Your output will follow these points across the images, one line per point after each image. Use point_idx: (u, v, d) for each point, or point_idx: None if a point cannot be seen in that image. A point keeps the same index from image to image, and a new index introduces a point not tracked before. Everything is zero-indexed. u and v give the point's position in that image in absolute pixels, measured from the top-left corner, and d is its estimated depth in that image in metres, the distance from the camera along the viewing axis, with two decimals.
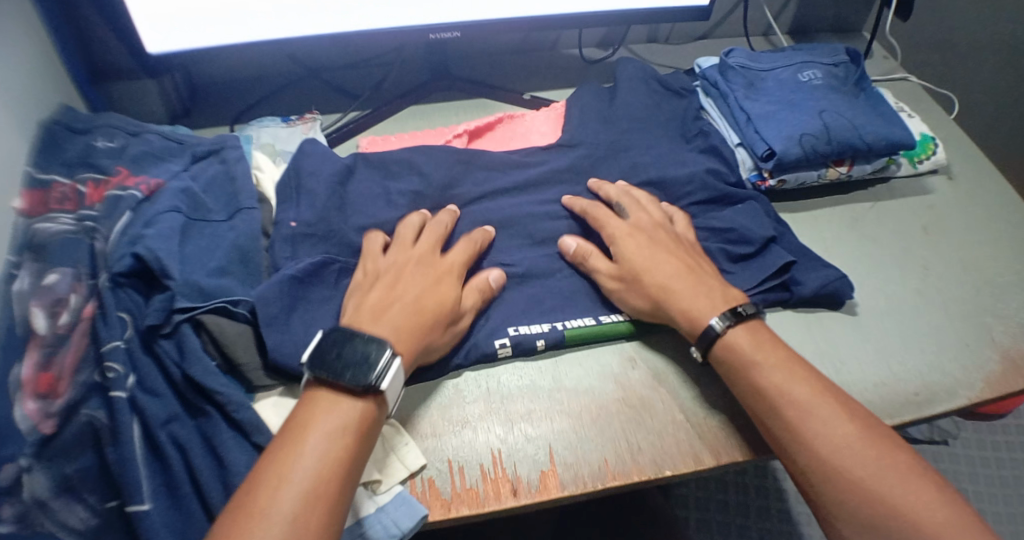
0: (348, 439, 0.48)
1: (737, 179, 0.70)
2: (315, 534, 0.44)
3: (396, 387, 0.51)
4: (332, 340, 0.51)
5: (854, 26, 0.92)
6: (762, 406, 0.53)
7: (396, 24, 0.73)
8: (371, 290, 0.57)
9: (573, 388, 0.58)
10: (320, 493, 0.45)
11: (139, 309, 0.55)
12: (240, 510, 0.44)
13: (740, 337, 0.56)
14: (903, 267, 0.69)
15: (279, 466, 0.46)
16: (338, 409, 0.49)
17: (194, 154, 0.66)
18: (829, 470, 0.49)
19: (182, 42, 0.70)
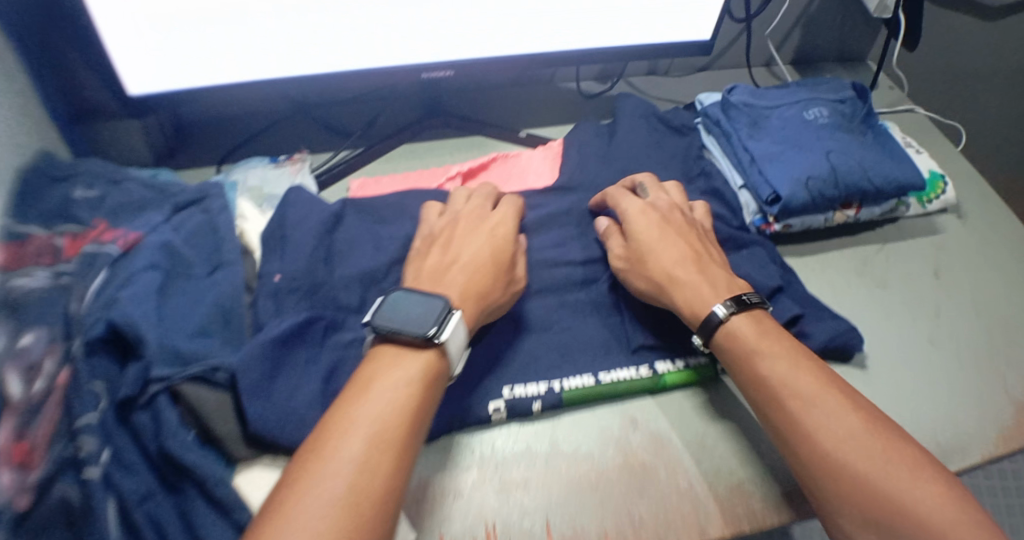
0: (413, 392, 0.48)
1: (740, 223, 0.67)
2: (382, 479, 0.44)
3: (460, 339, 0.51)
4: (390, 299, 0.51)
5: (857, 55, 0.90)
6: (769, 396, 0.52)
7: (388, 64, 0.70)
8: (422, 258, 0.58)
9: (571, 453, 0.55)
10: (384, 441, 0.45)
11: (114, 378, 0.51)
12: (311, 450, 0.44)
13: (739, 330, 0.54)
14: (915, 313, 0.66)
15: (345, 408, 0.46)
16: (404, 361, 0.49)
17: (176, 204, 0.63)
18: (831, 462, 0.48)
19: (169, 83, 0.66)
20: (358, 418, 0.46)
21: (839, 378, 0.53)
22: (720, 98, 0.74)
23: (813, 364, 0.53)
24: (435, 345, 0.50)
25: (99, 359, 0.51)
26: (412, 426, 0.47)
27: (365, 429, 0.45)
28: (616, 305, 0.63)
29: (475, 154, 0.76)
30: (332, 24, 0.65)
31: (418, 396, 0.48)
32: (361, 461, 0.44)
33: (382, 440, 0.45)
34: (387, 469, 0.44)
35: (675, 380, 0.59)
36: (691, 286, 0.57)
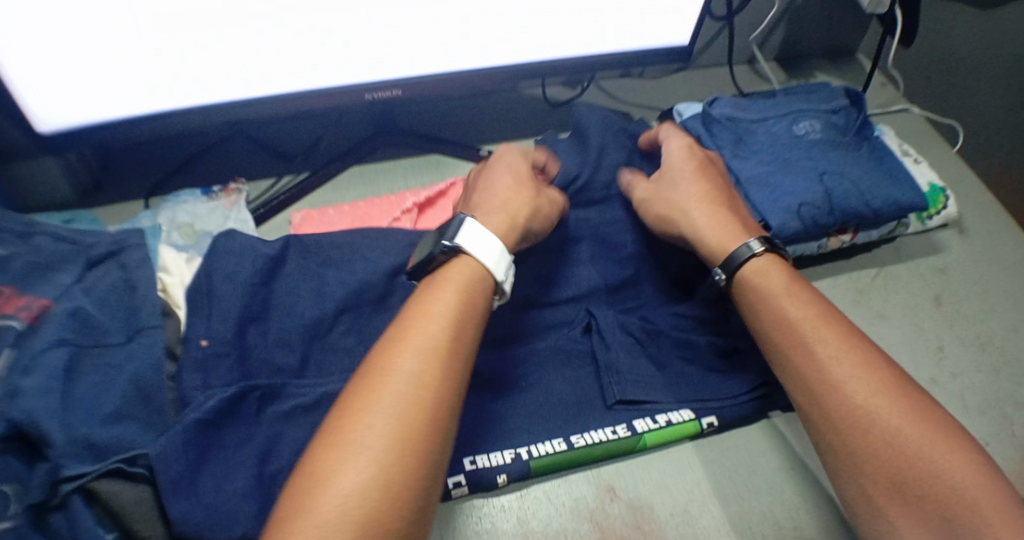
0: (459, 304, 0.48)
1: None
2: (429, 399, 0.43)
3: (483, 243, 0.51)
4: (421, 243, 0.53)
5: (845, 49, 0.83)
6: (790, 341, 0.49)
7: (328, 83, 0.62)
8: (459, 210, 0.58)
9: (541, 532, 0.50)
10: (438, 351, 0.45)
11: (22, 479, 0.44)
12: (367, 370, 0.44)
13: (769, 267, 0.53)
14: (914, 348, 0.62)
15: (396, 332, 0.46)
16: (444, 280, 0.49)
17: (89, 259, 0.55)
18: (852, 418, 0.45)
19: (83, 117, 0.58)
20: (407, 340, 0.45)
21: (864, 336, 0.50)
22: (701, 110, 0.67)
23: (833, 315, 0.51)
24: (460, 253, 0.50)
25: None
26: (466, 340, 0.47)
27: (420, 347, 0.45)
28: (589, 353, 0.57)
29: (431, 177, 0.68)
30: (260, 44, 0.57)
31: (467, 308, 0.48)
32: (420, 375, 0.43)
33: (435, 352, 0.45)
34: (443, 377, 0.44)
35: (654, 439, 0.53)
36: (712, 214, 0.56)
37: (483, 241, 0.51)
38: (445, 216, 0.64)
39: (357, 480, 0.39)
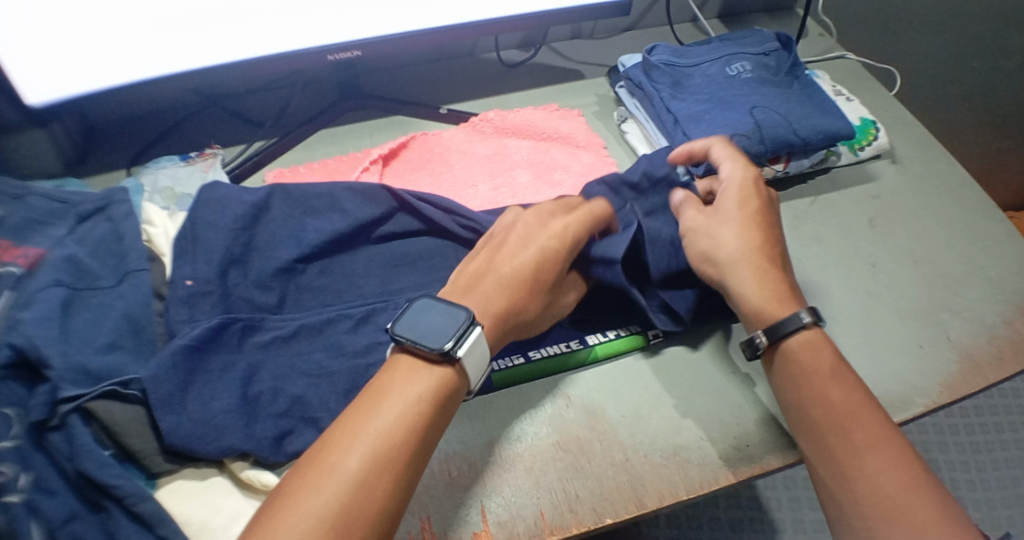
0: (423, 411, 0.46)
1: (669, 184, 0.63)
2: (365, 503, 0.42)
3: (477, 357, 0.50)
4: (408, 307, 0.50)
5: (783, 4, 0.88)
6: (830, 419, 0.50)
7: (292, 47, 0.67)
8: (479, 260, 0.55)
9: (504, 437, 0.55)
10: (387, 460, 0.44)
11: (24, 402, 0.48)
12: (314, 460, 0.44)
13: (817, 340, 0.53)
14: (850, 267, 0.67)
15: (352, 420, 0.45)
16: (416, 378, 0.48)
17: (79, 215, 0.60)
18: (878, 495, 0.47)
19: (61, 89, 0.63)
20: (357, 443, 0.44)
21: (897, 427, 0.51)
22: (642, 59, 0.72)
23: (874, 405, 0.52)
24: (454, 362, 0.49)
25: (5, 386, 0.48)
26: (421, 451, 0.46)
27: (373, 456, 0.44)
28: None
29: (396, 134, 0.73)
30: (227, 14, 0.62)
31: (433, 416, 0.47)
32: (368, 486, 0.43)
33: (389, 464, 0.44)
34: (391, 490, 0.43)
35: (605, 351, 0.59)
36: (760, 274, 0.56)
37: (475, 352, 0.50)
38: (407, 168, 0.68)
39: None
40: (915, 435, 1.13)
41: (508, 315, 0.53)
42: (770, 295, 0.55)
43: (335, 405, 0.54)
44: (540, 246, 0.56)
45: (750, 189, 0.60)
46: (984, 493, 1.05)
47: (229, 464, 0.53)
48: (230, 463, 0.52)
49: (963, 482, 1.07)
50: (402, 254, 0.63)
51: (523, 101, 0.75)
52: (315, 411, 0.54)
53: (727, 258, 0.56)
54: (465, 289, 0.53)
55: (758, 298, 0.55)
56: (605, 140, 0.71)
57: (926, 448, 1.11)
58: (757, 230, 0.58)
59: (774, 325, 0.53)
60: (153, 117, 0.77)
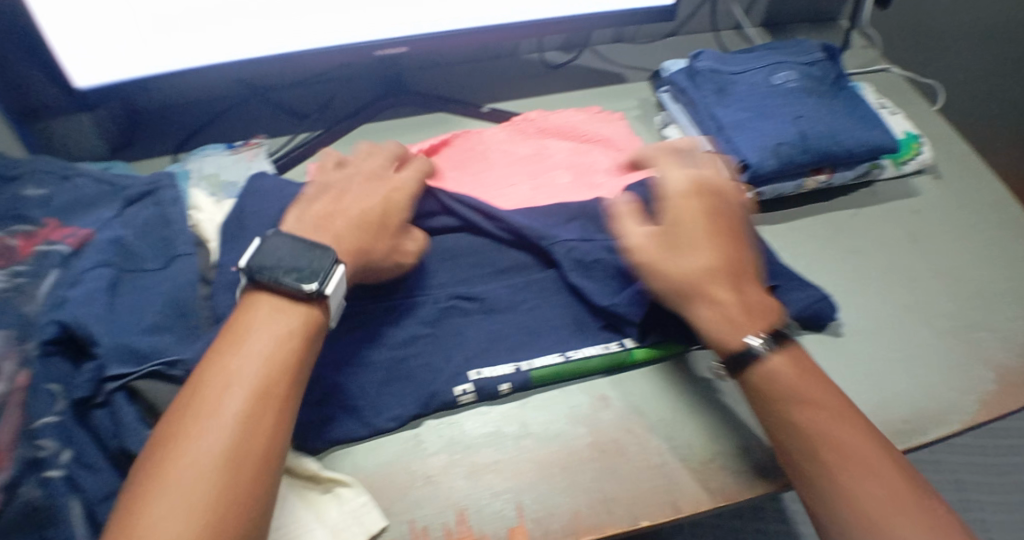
0: (295, 344, 0.48)
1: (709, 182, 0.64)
2: (259, 436, 0.44)
3: (340, 294, 0.52)
4: (262, 244, 0.50)
5: (827, 15, 0.88)
6: (807, 439, 0.48)
7: (339, 42, 0.68)
8: (304, 203, 0.57)
9: (540, 434, 0.55)
10: (268, 392, 0.46)
11: (67, 381, 0.50)
12: (190, 403, 0.45)
13: (783, 363, 0.51)
14: (889, 281, 0.66)
15: (219, 361, 0.46)
16: (278, 315, 0.49)
17: (128, 198, 0.61)
18: (869, 509, 0.45)
19: (109, 73, 0.64)
20: (236, 384, 0.45)
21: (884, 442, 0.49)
22: (686, 65, 0.72)
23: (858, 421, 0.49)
24: (320, 299, 0.50)
25: (54, 363, 0.50)
26: (297, 379, 0.47)
27: (254, 392, 0.45)
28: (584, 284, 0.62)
29: (438, 132, 0.73)
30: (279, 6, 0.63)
31: (303, 347, 0.49)
32: (255, 422, 0.44)
33: (269, 398, 0.45)
34: (275, 422, 0.45)
35: (644, 355, 0.59)
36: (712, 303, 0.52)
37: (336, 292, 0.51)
38: (447, 164, 0.68)
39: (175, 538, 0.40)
40: (942, 455, 1.11)
41: (357, 253, 0.54)
42: (725, 312, 0.52)
43: (371, 393, 0.56)
44: (381, 193, 0.59)
45: (698, 196, 0.57)
46: (1011, 518, 1.03)
47: None
48: None
49: (991, 506, 1.05)
50: (443, 250, 0.64)
51: (562, 103, 0.75)
52: (353, 399, 0.55)
53: (674, 268, 0.53)
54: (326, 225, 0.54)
55: (706, 310, 0.52)
56: (646, 144, 0.71)
57: (953, 469, 1.09)
58: (717, 238, 0.55)
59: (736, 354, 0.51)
60: (196, 105, 0.78)
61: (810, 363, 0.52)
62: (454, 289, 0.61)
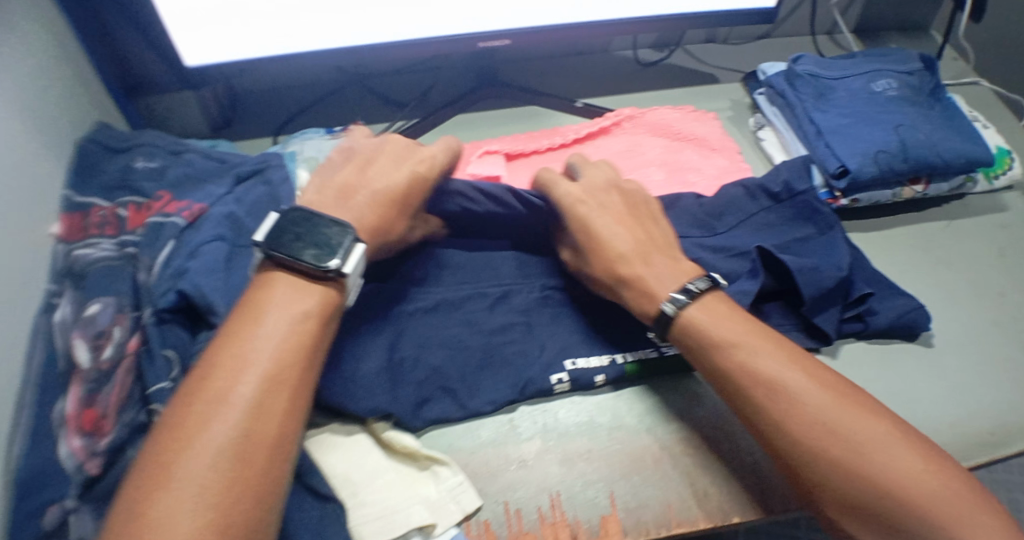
0: (310, 325, 0.48)
1: (807, 187, 0.63)
2: (272, 416, 0.44)
3: (358, 273, 0.51)
4: (279, 218, 0.50)
5: (921, 25, 0.88)
6: (771, 401, 0.49)
7: (443, 33, 0.70)
8: (330, 174, 0.57)
9: (633, 427, 0.57)
10: (283, 373, 0.45)
11: (183, 346, 0.54)
12: (203, 385, 0.44)
13: (711, 304, 0.53)
14: (979, 294, 0.66)
15: (235, 341, 0.46)
16: (293, 295, 0.48)
17: (238, 175, 0.64)
18: (846, 458, 0.46)
19: (221, 54, 0.66)
20: (251, 368, 0.45)
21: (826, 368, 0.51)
22: (785, 68, 0.73)
23: (789, 350, 0.51)
24: (338, 276, 0.50)
25: (170, 329, 0.54)
26: (313, 364, 0.47)
27: (272, 379, 0.45)
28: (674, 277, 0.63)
29: (531, 125, 0.75)
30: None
31: (321, 330, 0.48)
32: (270, 408, 0.44)
33: (285, 386, 0.45)
34: (288, 408, 0.45)
35: None
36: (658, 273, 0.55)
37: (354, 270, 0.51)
38: (544, 157, 0.70)
39: (190, 525, 0.39)
40: None
41: (377, 232, 0.54)
42: (657, 279, 0.55)
43: (467, 377, 0.57)
44: (411, 168, 0.58)
45: (599, 194, 0.60)
46: None
47: (371, 422, 0.55)
48: (372, 422, 0.54)
49: None
50: (535, 242, 0.65)
51: (658, 100, 0.77)
52: (449, 381, 0.57)
53: (613, 250, 0.57)
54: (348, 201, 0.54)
55: (629, 294, 0.56)
56: (739, 145, 0.73)
57: None
58: (626, 231, 0.58)
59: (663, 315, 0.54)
60: (298, 89, 0.82)
61: (740, 310, 0.54)
62: (545, 279, 0.63)
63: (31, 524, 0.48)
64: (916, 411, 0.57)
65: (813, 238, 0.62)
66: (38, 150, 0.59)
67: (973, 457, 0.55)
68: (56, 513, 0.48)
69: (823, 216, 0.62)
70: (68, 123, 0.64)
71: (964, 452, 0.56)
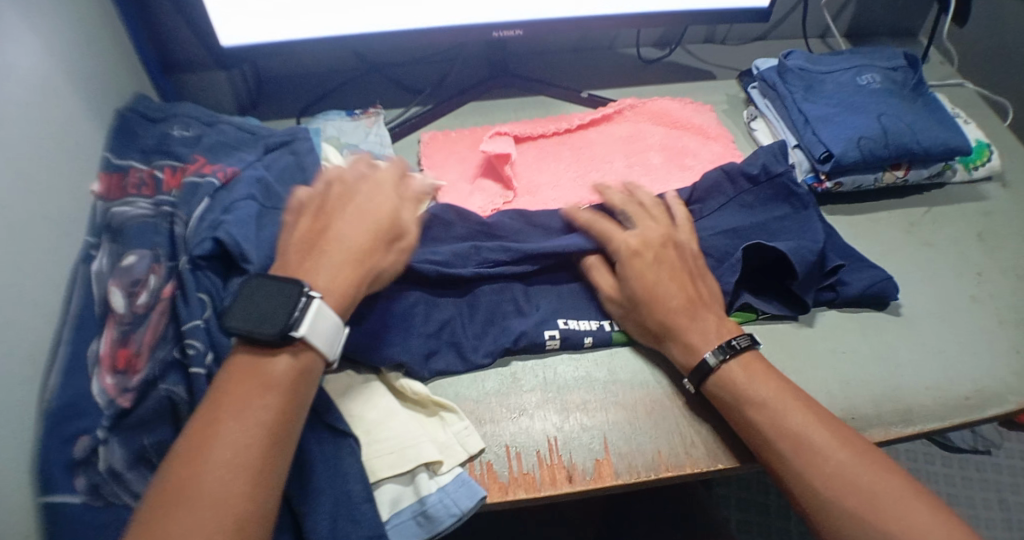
0: (276, 402, 0.48)
1: (785, 169, 0.68)
2: (242, 509, 0.44)
3: (324, 327, 0.51)
4: (241, 294, 0.50)
5: (909, 31, 0.96)
6: (800, 455, 0.52)
7: (462, 22, 0.76)
8: (289, 240, 0.56)
9: (627, 382, 0.61)
10: (250, 461, 0.45)
11: (215, 291, 0.58)
12: (172, 485, 0.44)
13: (750, 361, 0.57)
14: (957, 273, 0.71)
15: (205, 432, 0.46)
16: (259, 373, 0.49)
17: (267, 146, 0.69)
18: (865, 511, 0.49)
19: (255, 35, 0.72)
20: (217, 451, 0.45)
21: (842, 424, 0.54)
22: (777, 63, 0.79)
23: (815, 409, 0.54)
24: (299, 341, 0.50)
25: (204, 274, 0.58)
26: (282, 442, 0.47)
27: (235, 461, 0.45)
28: None
29: (539, 112, 0.81)
30: None
31: (287, 406, 0.48)
32: (231, 491, 0.44)
33: (248, 468, 0.45)
34: (249, 492, 0.45)
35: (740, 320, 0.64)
36: (703, 328, 0.58)
37: (321, 327, 0.51)
38: (554, 140, 0.77)
39: None
40: (988, 474, 1.15)
41: (353, 280, 0.54)
42: (700, 336, 0.58)
43: (474, 333, 0.61)
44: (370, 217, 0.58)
45: (654, 248, 0.62)
46: None
47: (385, 373, 0.59)
48: (387, 372, 0.58)
49: None
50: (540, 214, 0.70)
51: (662, 92, 0.83)
52: (457, 335, 0.61)
53: (665, 305, 0.59)
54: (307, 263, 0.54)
55: (676, 348, 0.59)
56: (733, 135, 0.79)
57: (995, 489, 1.13)
58: (674, 284, 0.60)
59: (698, 367, 0.57)
60: (324, 75, 0.88)
61: (775, 371, 0.57)
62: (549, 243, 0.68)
63: (67, 449, 0.51)
64: (894, 374, 0.62)
65: (790, 216, 0.66)
66: (81, 116, 0.64)
67: (950, 418, 0.60)
68: (87, 442, 0.51)
69: (799, 196, 0.67)
70: (109, 92, 0.69)
71: (942, 414, 0.60)
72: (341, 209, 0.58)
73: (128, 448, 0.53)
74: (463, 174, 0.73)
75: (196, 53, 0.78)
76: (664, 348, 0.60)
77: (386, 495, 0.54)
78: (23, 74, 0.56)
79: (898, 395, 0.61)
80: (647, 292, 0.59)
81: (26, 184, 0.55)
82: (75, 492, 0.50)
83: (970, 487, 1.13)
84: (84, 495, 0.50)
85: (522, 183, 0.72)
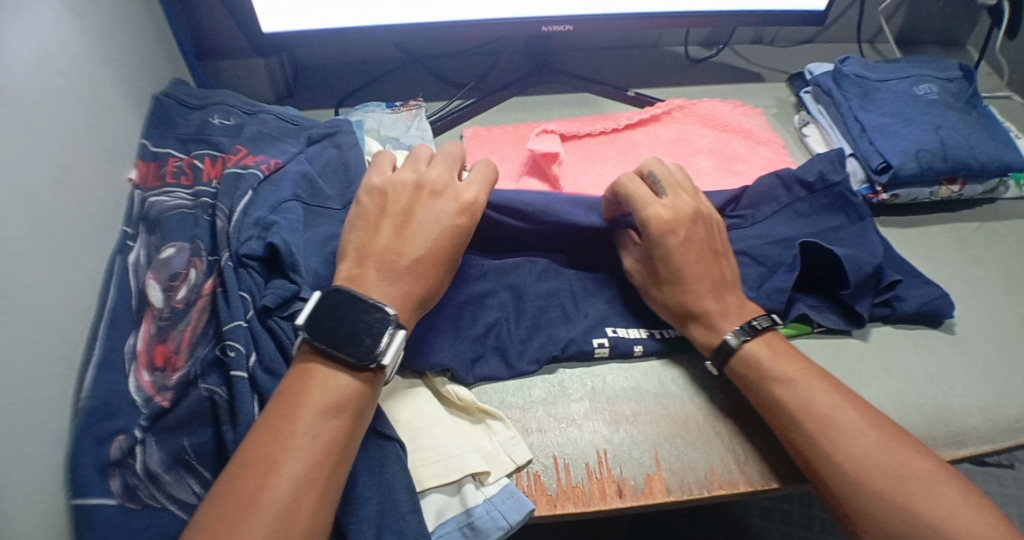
0: (343, 421, 0.47)
1: (843, 178, 0.65)
2: (302, 522, 0.43)
3: (399, 358, 0.50)
4: (321, 305, 0.49)
5: (959, 40, 0.94)
6: (827, 436, 0.50)
7: (511, 16, 0.74)
8: (391, 226, 0.54)
9: (678, 394, 0.60)
10: (313, 477, 0.44)
11: (257, 290, 0.55)
12: (240, 496, 0.43)
13: (773, 341, 0.56)
14: (1010, 291, 0.69)
15: (272, 441, 0.45)
16: (325, 386, 0.48)
17: (310, 137, 0.67)
18: (893, 493, 0.47)
19: (298, 22, 0.70)
20: (287, 464, 0.44)
21: (861, 399, 0.53)
22: (832, 68, 0.77)
23: (838, 384, 0.54)
24: (375, 368, 0.49)
25: (247, 273, 0.55)
26: (337, 457, 0.46)
27: (287, 476, 0.44)
28: None
29: (584, 111, 0.79)
30: None
31: (349, 423, 0.47)
32: (300, 506, 0.43)
33: (313, 483, 0.44)
34: (317, 509, 0.44)
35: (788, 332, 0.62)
36: (723, 308, 0.57)
37: (397, 359, 0.50)
38: (601, 141, 0.74)
39: None
40: (1012, 491, 1.14)
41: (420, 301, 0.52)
42: (722, 316, 0.57)
43: (520, 338, 0.59)
44: (444, 230, 0.55)
45: (683, 226, 0.58)
46: None
47: (429, 376, 0.57)
48: (432, 376, 0.57)
49: None
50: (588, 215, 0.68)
51: (709, 94, 0.82)
52: (503, 340, 0.59)
53: (690, 288, 0.57)
54: (404, 247, 0.53)
55: (696, 328, 0.58)
56: (783, 140, 0.78)
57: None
58: (700, 265, 0.57)
59: (720, 346, 0.56)
60: (363, 65, 0.86)
61: (798, 352, 0.56)
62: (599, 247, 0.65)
63: (101, 451, 0.49)
64: (943, 392, 0.61)
65: (845, 228, 0.65)
66: (118, 101, 0.61)
67: (1000, 441, 0.58)
68: (124, 443, 0.49)
69: (855, 207, 0.65)
70: (145, 76, 0.66)
71: (992, 436, 0.59)
72: (426, 216, 0.55)
73: (166, 451, 0.50)
74: (508, 172, 0.71)
75: (234, 37, 0.76)
76: (682, 325, 0.58)
77: (432, 505, 0.52)
78: (58, 57, 0.54)
79: (952, 416, 0.59)
80: (672, 272, 0.57)
81: (62, 171, 0.53)
82: (110, 495, 0.48)
83: (996, 502, 1.12)
84: (120, 498, 0.48)
85: (569, 183, 0.70)
